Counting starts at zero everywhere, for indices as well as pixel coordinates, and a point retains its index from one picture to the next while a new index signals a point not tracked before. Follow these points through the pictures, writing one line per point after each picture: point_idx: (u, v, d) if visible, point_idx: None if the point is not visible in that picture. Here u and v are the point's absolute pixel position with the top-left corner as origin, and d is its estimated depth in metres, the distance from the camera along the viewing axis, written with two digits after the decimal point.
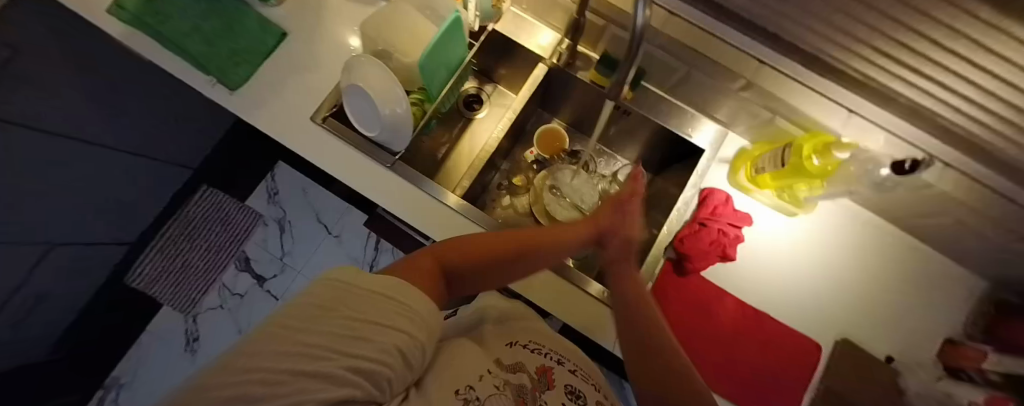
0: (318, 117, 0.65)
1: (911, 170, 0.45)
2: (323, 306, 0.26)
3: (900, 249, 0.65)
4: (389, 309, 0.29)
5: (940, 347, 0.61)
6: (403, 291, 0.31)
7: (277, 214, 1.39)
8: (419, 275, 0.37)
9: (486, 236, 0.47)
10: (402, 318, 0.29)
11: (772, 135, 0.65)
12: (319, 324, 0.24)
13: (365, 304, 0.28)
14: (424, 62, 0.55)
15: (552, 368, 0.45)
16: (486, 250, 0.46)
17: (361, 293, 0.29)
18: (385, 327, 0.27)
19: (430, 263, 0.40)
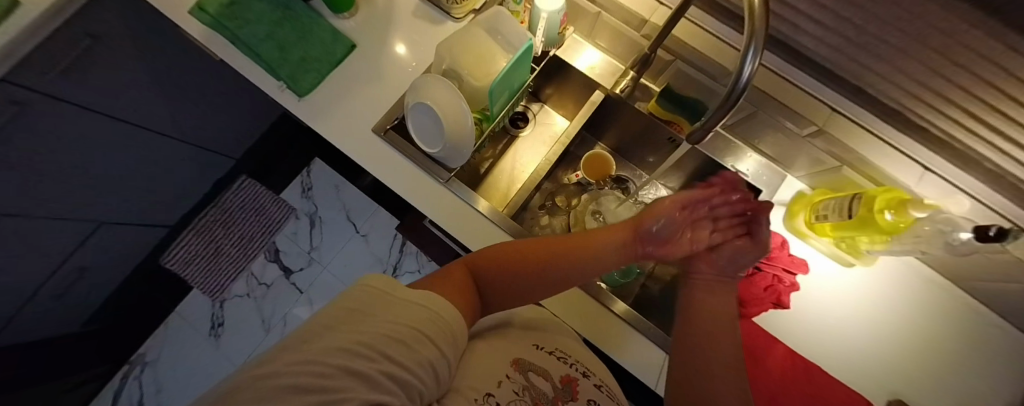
0: (379, 129, 0.67)
1: (997, 236, 0.43)
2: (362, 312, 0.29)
3: (961, 310, 0.63)
4: (419, 316, 0.31)
5: None
6: (432, 301, 0.33)
7: (309, 209, 1.43)
8: (454, 287, 0.38)
9: (516, 246, 0.46)
10: (432, 325, 0.31)
11: (834, 182, 0.61)
12: (362, 327, 0.27)
13: (400, 310, 0.30)
14: (496, 87, 0.56)
15: (577, 378, 0.45)
16: (512, 263, 0.45)
17: (395, 302, 0.31)
18: (417, 332, 0.29)
19: (465, 275, 0.41)
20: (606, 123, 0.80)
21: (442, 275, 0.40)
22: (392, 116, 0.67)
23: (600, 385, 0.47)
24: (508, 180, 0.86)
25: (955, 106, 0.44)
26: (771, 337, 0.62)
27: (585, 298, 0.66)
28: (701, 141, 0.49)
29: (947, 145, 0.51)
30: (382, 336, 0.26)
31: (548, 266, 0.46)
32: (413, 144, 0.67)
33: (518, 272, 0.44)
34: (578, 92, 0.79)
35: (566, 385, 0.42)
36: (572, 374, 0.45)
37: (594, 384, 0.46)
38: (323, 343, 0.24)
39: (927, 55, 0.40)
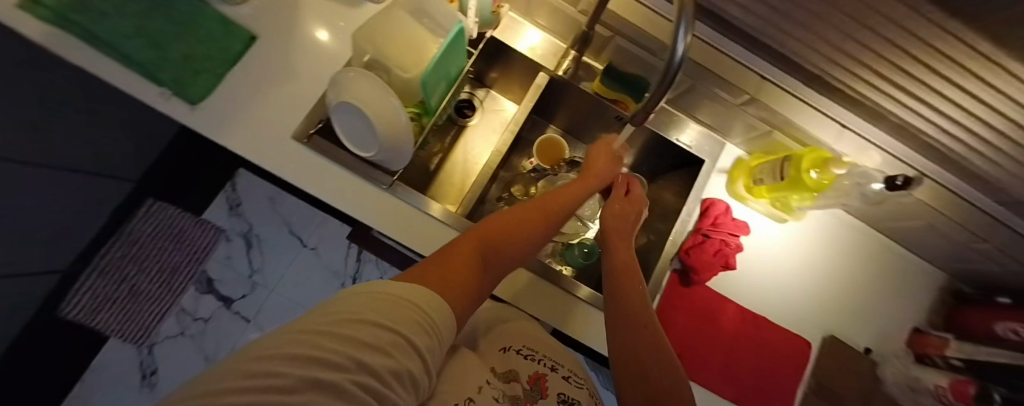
0: (301, 137, 0.58)
1: (904, 185, 0.49)
2: (340, 307, 0.23)
3: (878, 248, 0.73)
4: (406, 313, 0.25)
5: (908, 335, 0.70)
6: (418, 296, 0.27)
7: (242, 227, 1.22)
8: (459, 270, 0.33)
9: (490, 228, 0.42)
10: (416, 327, 0.25)
11: (767, 146, 0.66)
12: (341, 329, 0.21)
13: (392, 310, 0.24)
14: (427, 77, 0.50)
15: (545, 374, 0.42)
16: (496, 236, 0.41)
17: (381, 294, 0.25)
18: (402, 338, 0.23)
19: (470, 253, 0.36)
20: (556, 105, 0.78)
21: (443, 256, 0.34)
22: (315, 119, 0.59)
23: (568, 376, 0.45)
24: (461, 174, 0.80)
25: (865, 68, 0.48)
26: (722, 298, 0.66)
27: (551, 289, 0.65)
28: (642, 124, 0.48)
29: (860, 103, 0.56)
30: (363, 339, 0.21)
31: (522, 233, 0.44)
32: (346, 149, 0.59)
33: (507, 242, 0.42)
34: (522, 75, 0.75)
35: (534, 384, 0.40)
36: (539, 369, 0.43)
37: (563, 376, 0.44)
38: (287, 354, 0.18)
39: (852, 25, 0.43)
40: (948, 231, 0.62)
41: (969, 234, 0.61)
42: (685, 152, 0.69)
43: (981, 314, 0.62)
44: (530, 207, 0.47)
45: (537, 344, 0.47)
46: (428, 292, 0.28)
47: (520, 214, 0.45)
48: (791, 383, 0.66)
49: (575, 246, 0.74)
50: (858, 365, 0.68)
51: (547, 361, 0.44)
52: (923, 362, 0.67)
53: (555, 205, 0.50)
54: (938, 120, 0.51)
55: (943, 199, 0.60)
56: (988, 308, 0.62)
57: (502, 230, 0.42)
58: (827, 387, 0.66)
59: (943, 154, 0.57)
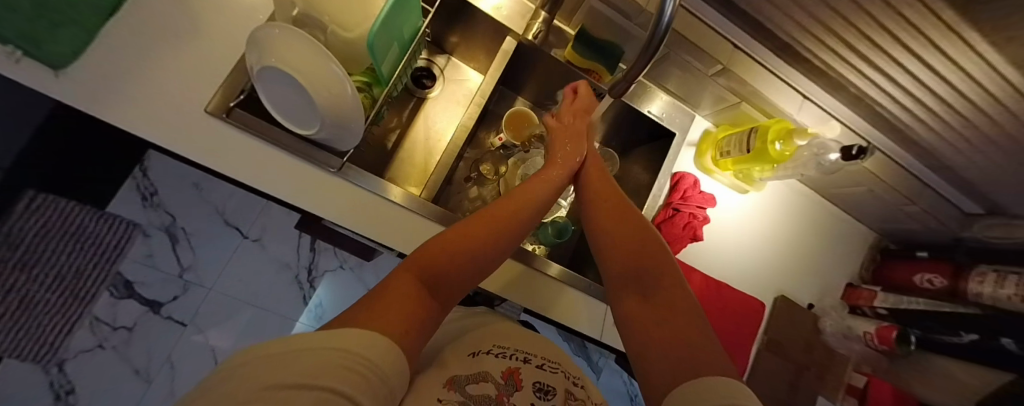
0: (219, 111, 0.47)
1: (858, 155, 0.53)
2: (237, 381, 0.16)
3: (823, 214, 0.81)
4: (336, 366, 0.17)
5: (844, 289, 0.84)
6: (358, 341, 0.20)
7: (161, 220, 0.99)
8: (404, 303, 0.26)
9: (458, 235, 0.36)
10: (357, 380, 0.18)
11: (734, 118, 0.67)
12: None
13: (320, 364, 0.17)
14: (374, 39, 0.41)
15: (518, 368, 0.39)
16: (442, 256, 0.34)
17: (300, 351, 0.18)
18: (335, 398, 0.16)
19: (411, 284, 0.29)
20: (525, 74, 0.72)
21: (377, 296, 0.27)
22: (235, 88, 0.48)
23: (543, 363, 0.42)
24: (424, 152, 0.72)
25: (835, 37, 0.50)
26: (689, 268, 0.68)
27: (526, 271, 0.62)
28: (620, 97, 0.44)
29: (824, 73, 0.58)
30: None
31: (475, 247, 0.37)
32: (281, 126, 0.49)
33: (461, 256, 0.35)
34: (487, 40, 0.68)
35: (507, 378, 0.37)
36: (511, 364, 0.39)
37: (537, 364, 0.41)
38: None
39: None
40: (882, 194, 0.73)
41: (895, 195, 0.73)
42: (656, 124, 0.67)
43: (904, 269, 0.78)
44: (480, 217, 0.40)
45: (508, 339, 0.43)
46: (369, 334, 0.21)
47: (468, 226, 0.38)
48: (749, 339, 0.71)
49: (548, 225, 0.71)
50: (802, 316, 0.76)
51: (519, 353, 0.41)
52: (854, 311, 0.80)
53: (516, 209, 0.44)
54: (889, 93, 0.57)
55: (887, 172, 0.71)
56: (910, 262, 0.78)
57: (450, 248, 0.35)
58: (778, 340, 0.73)
59: (886, 122, 0.65)
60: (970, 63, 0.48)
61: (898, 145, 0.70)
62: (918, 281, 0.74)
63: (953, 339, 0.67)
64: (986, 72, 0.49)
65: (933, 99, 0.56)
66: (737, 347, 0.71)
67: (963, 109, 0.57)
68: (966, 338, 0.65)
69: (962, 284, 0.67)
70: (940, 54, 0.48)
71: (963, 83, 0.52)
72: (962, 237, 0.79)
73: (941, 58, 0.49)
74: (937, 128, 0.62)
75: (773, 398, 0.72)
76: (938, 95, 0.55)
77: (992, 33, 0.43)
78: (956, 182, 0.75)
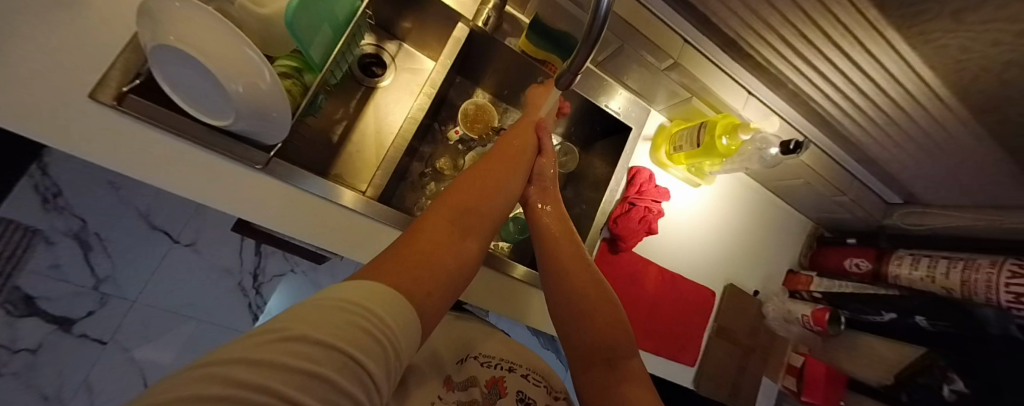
0: (106, 98, 0.39)
1: (795, 150, 0.56)
2: (266, 325, 0.16)
3: (770, 205, 0.87)
4: (354, 327, 0.18)
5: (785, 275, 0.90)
6: (375, 301, 0.20)
7: (69, 225, 0.82)
8: (423, 262, 0.28)
9: (464, 201, 0.37)
10: (369, 341, 0.18)
11: (686, 112, 0.68)
12: (261, 356, 0.13)
13: (333, 317, 0.17)
14: (292, 18, 0.36)
15: (502, 377, 0.38)
16: (463, 212, 0.36)
17: (316, 305, 0.18)
18: (352, 365, 0.16)
19: (428, 240, 0.31)
20: (482, 64, 0.69)
21: (398, 249, 0.28)
22: (130, 71, 0.41)
23: (528, 374, 0.40)
24: (375, 146, 0.66)
25: (774, 33, 0.52)
26: (645, 261, 0.70)
27: (487, 272, 0.59)
28: (568, 87, 0.42)
29: (766, 70, 0.61)
30: (293, 366, 0.14)
31: (486, 206, 0.39)
32: (191, 117, 0.43)
33: (467, 221, 0.36)
34: (440, 28, 0.64)
35: (492, 387, 0.37)
36: (497, 373, 0.38)
37: (521, 374, 0.40)
38: (168, 390, 0.10)
39: None
40: (818, 186, 0.79)
41: (830, 187, 0.79)
42: (614, 118, 0.67)
43: (835, 254, 0.85)
44: (487, 172, 0.42)
45: (495, 346, 0.42)
46: (384, 292, 0.22)
47: (480, 181, 0.40)
48: (700, 328, 0.75)
49: (509, 221, 0.69)
50: (749, 302, 0.81)
51: (504, 362, 0.40)
52: (794, 295, 0.86)
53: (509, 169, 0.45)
54: (825, 90, 0.61)
55: (824, 165, 0.76)
56: (841, 248, 0.85)
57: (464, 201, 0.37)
58: (727, 327, 0.77)
59: (822, 119, 0.70)
60: (892, 62, 0.52)
61: (833, 140, 0.75)
62: (847, 265, 0.82)
63: (875, 317, 0.75)
64: (906, 70, 0.53)
65: (861, 97, 0.60)
66: (691, 335, 0.74)
67: (889, 105, 0.61)
68: (886, 317, 0.74)
69: (884, 267, 0.76)
70: (863, 53, 0.51)
71: (884, 82, 0.56)
72: (886, 225, 0.87)
73: (865, 58, 0.52)
74: (863, 124, 0.67)
75: (723, 381, 0.76)
76: (867, 93, 0.59)
77: (912, 35, 0.47)
78: (880, 175, 0.82)
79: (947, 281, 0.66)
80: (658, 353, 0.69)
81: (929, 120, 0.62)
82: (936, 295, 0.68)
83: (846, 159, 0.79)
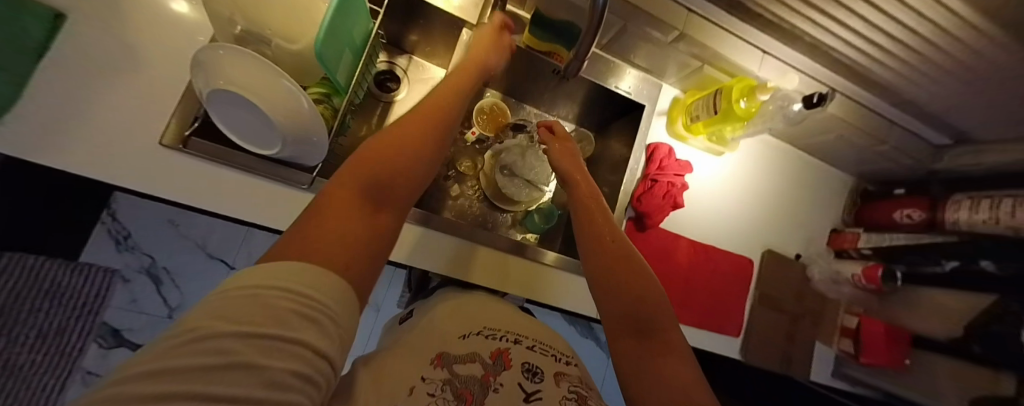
0: (174, 143, 0.45)
1: (818, 102, 0.54)
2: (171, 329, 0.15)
3: (799, 162, 0.84)
4: (289, 313, 0.18)
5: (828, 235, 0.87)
6: (312, 284, 0.20)
7: (142, 262, 0.92)
8: (339, 222, 0.25)
9: (387, 145, 0.31)
10: (308, 324, 0.18)
11: (700, 82, 0.68)
12: (177, 362, 0.13)
13: (257, 308, 0.17)
14: (322, 48, 0.40)
15: (506, 350, 0.34)
16: (388, 158, 0.31)
17: (238, 297, 0.17)
18: (289, 343, 0.17)
19: (349, 203, 0.26)
20: None
21: (316, 216, 0.25)
22: (189, 116, 0.47)
23: (534, 345, 0.37)
24: None
25: None
26: (675, 235, 0.70)
27: (519, 261, 0.63)
28: (577, 74, 0.43)
29: (778, 26, 0.60)
30: (217, 366, 0.14)
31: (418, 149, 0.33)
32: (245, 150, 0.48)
33: (396, 164, 0.31)
34: (446, 36, 0.67)
35: (496, 358, 0.33)
36: (500, 345, 0.35)
37: (527, 346, 0.36)
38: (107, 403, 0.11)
39: None
40: (852, 138, 0.75)
41: (867, 138, 0.75)
42: (625, 99, 0.68)
43: (882, 208, 0.81)
44: (421, 115, 0.36)
45: (499, 323, 0.39)
46: (315, 273, 0.20)
47: (408, 125, 0.34)
48: (740, 298, 0.73)
49: (534, 213, 0.71)
50: (790, 266, 0.78)
51: (509, 335, 0.37)
52: (840, 255, 0.84)
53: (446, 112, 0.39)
54: (844, 39, 0.59)
55: (857, 115, 0.72)
56: (888, 200, 0.81)
57: (386, 148, 0.31)
58: (771, 294, 0.75)
59: (846, 67, 0.67)
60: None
61: (863, 88, 0.71)
62: (898, 218, 0.77)
63: (935, 268, 0.71)
64: (925, 3, 0.50)
65: (886, 40, 0.58)
66: (732, 306, 0.72)
67: (914, 44, 0.58)
68: (947, 266, 0.69)
69: (940, 214, 0.71)
70: None
71: (908, 21, 0.54)
72: (935, 170, 0.82)
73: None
74: (893, 67, 0.64)
75: (772, 349, 0.74)
76: (893, 34, 0.56)
77: None
78: (921, 117, 0.76)
79: (1013, 220, 0.60)
80: (700, 327, 0.69)
81: (963, 52, 0.58)
82: (1006, 238, 0.63)
83: (879, 106, 0.75)
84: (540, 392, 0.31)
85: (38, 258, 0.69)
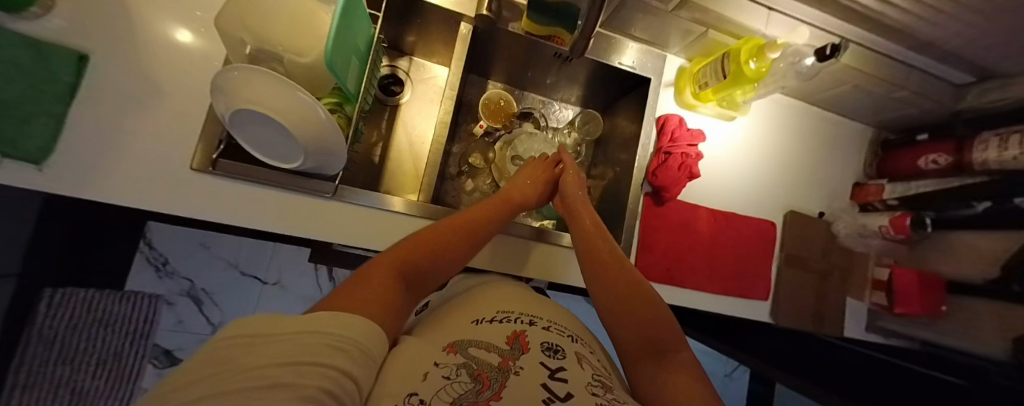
0: (203, 166, 0.48)
1: (832, 53, 0.52)
2: (210, 369, 0.18)
3: (812, 119, 0.82)
4: (318, 344, 0.21)
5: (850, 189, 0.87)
6: (337, 323, 0.24)
7: (181, 286, 0.96)
8: (376, 294, 0.30)
9: (429, 244, 0.39)
10: (335, 350, 0.22)
11: (705, 48, 0.66)
12: (230, 385, 0.16)
13: (290, 341, 0.21)
14: (330, 58, 0.40)
15: (523, 332, 0.35)
16: (428, 256, 0.38)
17: (272, 337, 0.21)
18: (318, 363, 0.20)
19: (387, 278, 0.33)
20: (489, 57, 0.72)
21: (360, 283, 0.30)
22: (212, 139, 0.48)
23: (551, 325, 0.37)
24: (411, 158, 0.72)
25: None
26: (693, 206, 0.70)
27: (542, 246, 0.64)
28: (583, 53, 0.43)
29: None
30: (264, 382, 0.17)
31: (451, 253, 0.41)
32: (268, 166, 0.50)
33: (432, 261, 0.38)
34: (444, 33, 0.67)
35: (513, 342, 0.33)
36: (517, 328, 0.35)
37: (544, 327, 0.37)
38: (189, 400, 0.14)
39: None
40: (868, 88, 0.73)
41: (884, 86, 0.72)
42: (630, 74, 0.67)
43: (906, 155, 0.79)
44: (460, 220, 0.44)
45: (515, 306, 0.40)
46: (342, 317, 0.25)
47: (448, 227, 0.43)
48: (766, 262, 0.73)
49: None
50: (814, 225, 0.77)
51: (524, 317, 0.38)
52: (865, 209, 0.83)
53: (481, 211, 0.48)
54: None
55: (873, 63, 0.70)
56: (910, 147, 0.79)
57: (428, 247, 0.39)
58: (797, 255, 0.75)
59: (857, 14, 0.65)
60: None
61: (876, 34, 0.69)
62: (922, 164, 0.75)
63: (968, 211, 0.69)
64: None
65: None
66: (758, 271, 0.72)
67: None
68: (979, 207, 0.67)
69: (966, 156, 0.68)
70: None
71: None
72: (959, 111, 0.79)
73: None
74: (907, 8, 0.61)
75: (803, 310, 0.74)
76: None
77: None
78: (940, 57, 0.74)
79: None
80: (728, 293, 0.69)
81: None
82: None
83: (894, 51, 0.72)
84: (564, 364, 0.31)
85: (88, 290, 0.73)
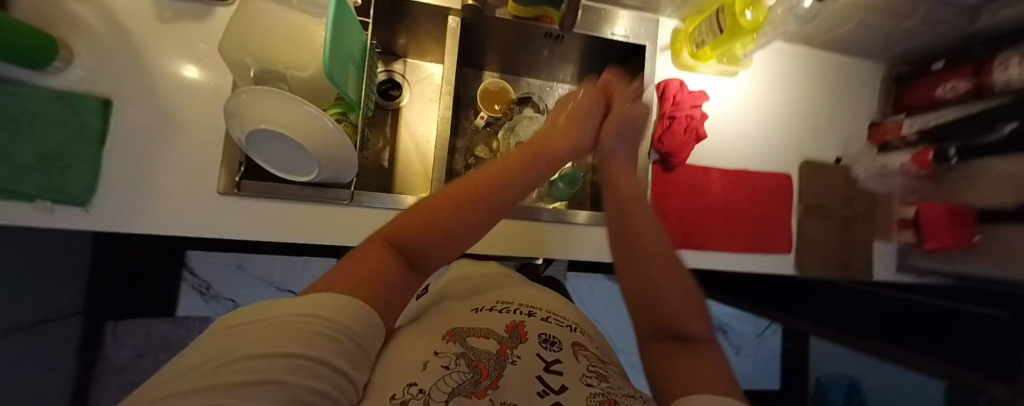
0: (229, 189, 0.51)
1: None
2: (186, 367, 0.16)
3: (820, 63, 0.79)
4: (313, 333, 0.19)
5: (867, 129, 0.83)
6: (339, 309, 0.21)
7: None
8: (364, 272, 0.27)
9: (439, 206, 0.32)
10: (330, 342, 0.19)
11: (698, 5, 0.65)
12: (208, 381, 0.14)
13: (281, 331, 0.19)
14: (328, 68, 0.42)
15: (522, 322, 0.32)
16: (436, 222, 0.32)
17: (266, 323, 0.19)
18: (309, 359, 0.18)
19: (381, 251, 0.29)
20: (481, 48, 0.72)
21: (351, 261, 0.28)
22: (233, 162, 0.51)
23: (549, 316, 0.34)
24: (419, 158, 0.74)
25: None
26: (704, 168, 0.69)
27: (557, 227, 0.65)
28: (572, 26, 0.43)
29: None
30: (249, 380, 0.15)
31: (467, 217, 0.33)
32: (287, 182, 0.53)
33: (443, 226, 0.32)
34: (433, 30, 0.68)
35: (511, 331, 0.31)
36: (515, 319, 0.33)
37: (541, 317, 0.33)
38: None
39: None
40: (876, 23, 0.70)
41: (894, 18, 0.69)
42: (623, 43, 0.67)
43: (922, 87, 0.76)
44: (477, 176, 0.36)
45: (514, 296, 0.37)
46: (346, 302, 0.22)
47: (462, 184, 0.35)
48: (785, 215, 0.72)
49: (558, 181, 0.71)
50: (831, 172, 0.75)
51: (523, 308, 0.35)
52: (884, 148, 0.80)
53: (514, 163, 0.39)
54: None
55: None
56: (926, 79, 0.75)
57: (437, 211, 0.32)
58: (816, 204, 0.73)
59: None
60: None
61: None
62: (942, 93, 0.72)
63: (993, 136, 0.67)
64: None
65: None
66: (778, 225, 0.71)
67: None
68: (1004, 130, 0.65)
69: (985, 79, 0.65)
70: None
71: None
72: None
73: None
74: None
75: (828, 259, 0.73)
76: None
77: None
78: None
79: None
80: (748, 250, 0.69)
81: None
82: None
83: None
84: (560, 359, 0.28)
85: None
